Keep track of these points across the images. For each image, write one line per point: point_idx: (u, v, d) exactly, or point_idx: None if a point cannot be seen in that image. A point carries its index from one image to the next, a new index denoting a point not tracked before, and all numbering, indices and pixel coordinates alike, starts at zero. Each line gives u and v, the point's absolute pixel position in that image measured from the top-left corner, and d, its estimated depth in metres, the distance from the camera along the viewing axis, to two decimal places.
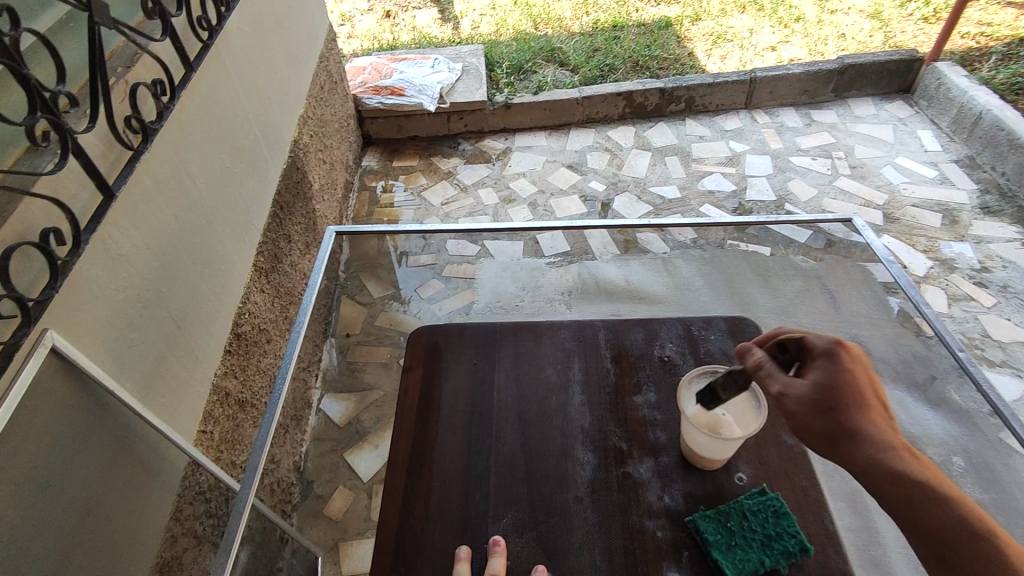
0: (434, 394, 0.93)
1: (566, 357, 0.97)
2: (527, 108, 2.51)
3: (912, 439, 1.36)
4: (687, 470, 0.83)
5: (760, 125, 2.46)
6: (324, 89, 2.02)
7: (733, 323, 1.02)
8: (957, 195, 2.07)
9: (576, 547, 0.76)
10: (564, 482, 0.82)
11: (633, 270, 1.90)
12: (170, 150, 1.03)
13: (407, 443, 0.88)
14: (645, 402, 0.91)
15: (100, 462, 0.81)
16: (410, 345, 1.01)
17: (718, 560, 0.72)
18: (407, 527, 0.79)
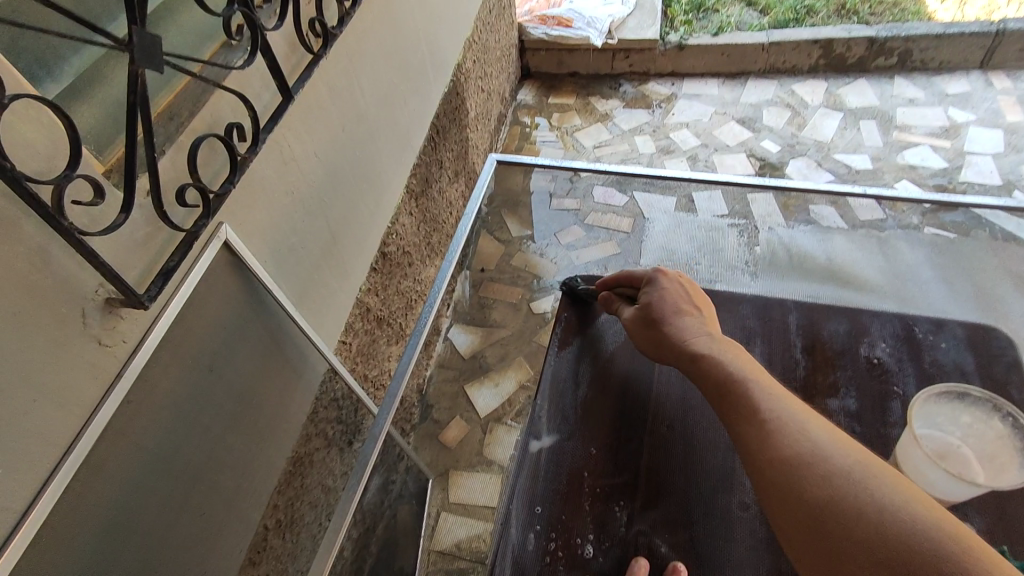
0: (587, 358, 0.90)
1: (747, 339, 0.87)
2: (703, 51, 2.27)
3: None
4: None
5: (996, 91, 2.03)
6: (492, 14, 1.95)
7: (974, 331, 0.86)
8: None
9: (734, 560, 0.69)
10: (730, 484, 0.74)
11: (834, 241, 1.54)
12: (345, 58, 1.02)
13: (553, 408, 0.86)
14: (841, 408, 0.79)
15: (255, 355, 0.85)
16: (567, 295, 1.00)
17: None
18: (548, 496, 0.77)
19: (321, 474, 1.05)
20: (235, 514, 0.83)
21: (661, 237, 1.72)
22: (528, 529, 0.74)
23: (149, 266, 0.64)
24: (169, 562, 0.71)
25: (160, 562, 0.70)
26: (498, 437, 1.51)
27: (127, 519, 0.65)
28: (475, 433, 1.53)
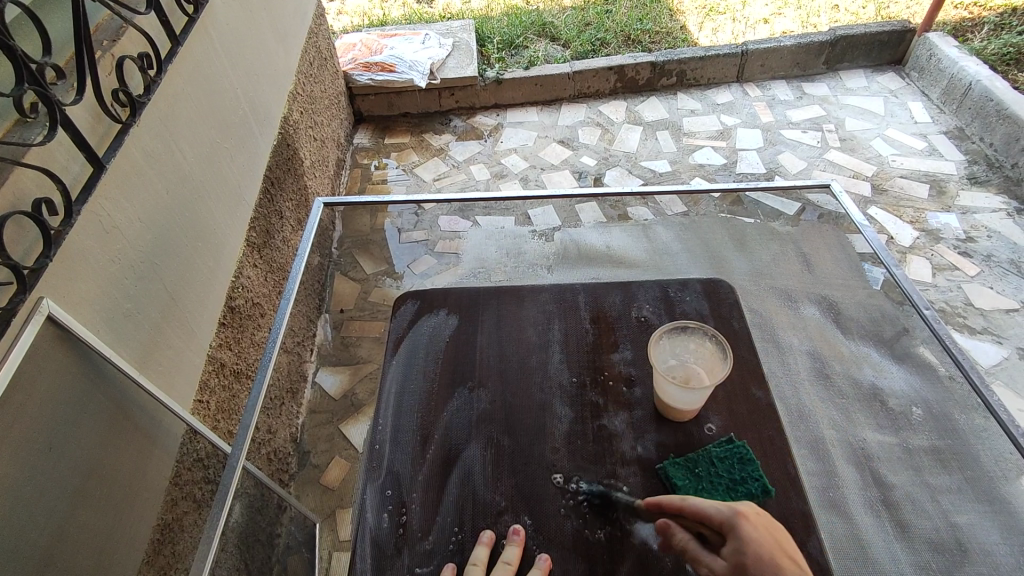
0: (421, 355, 0.95)
1: (546, 319, 0.99)
2: (518, 84, 2.51)
3: (875, 391, 1.40)
4: (659, 425, 0.84)
5: (752, 99, 2.49)
6: (313, 65, 2.01)
7: (708, 286, 1.04)
8: (945, 166, 2.14)
9: (551, 493, 0.79)
10: (542, 434, 0.85)
11: (613, 231, 1.83)
12: (160, 124, 1.04)
13: (393, 402, 0.90)
14: (621, 360, 0.93)
15: (99, 427, 0.84)
16: (395, 311, 1.03)
17: None
18: (397, 479, 0.82)
19: (192, 537, 1.02)
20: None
21: (472, 245, 1.83)
22: (381, 511, 0.79)
23: None
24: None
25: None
26: None
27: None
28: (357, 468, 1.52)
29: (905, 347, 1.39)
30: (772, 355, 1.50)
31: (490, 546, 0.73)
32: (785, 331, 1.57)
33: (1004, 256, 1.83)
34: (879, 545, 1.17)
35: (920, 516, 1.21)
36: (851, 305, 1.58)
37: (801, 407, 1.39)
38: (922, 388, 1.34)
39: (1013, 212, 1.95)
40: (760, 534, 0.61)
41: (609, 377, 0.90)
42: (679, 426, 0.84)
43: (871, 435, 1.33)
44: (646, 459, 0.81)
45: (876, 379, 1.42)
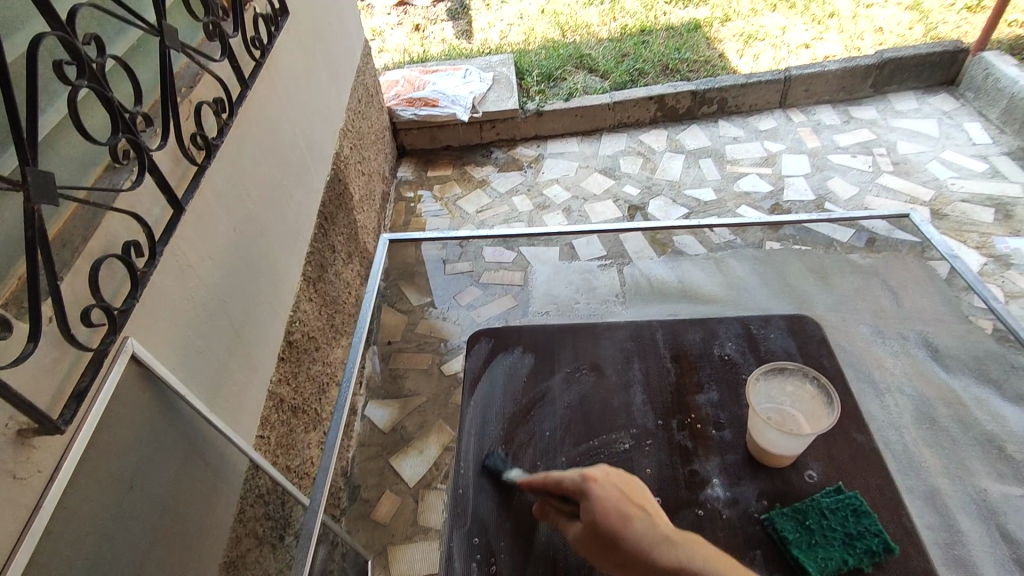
0: (496, 395, 0.94)
1: (625, 358, 0.97)
2: (559, 115, 2.53)
3: (991, 436, 1.35)
4: (754, 471, 0.81)
5: (796, 124, 2.47)
6: (361, 102, 2.07)
7: (793, 322, 1.01)
8: (1009, 189, 2.06)
9: None
10: None
11: (684, 266, 1.79)
12: (229, 164, 1.08)
13: (474, 445, 0.88)
14: (707, 402, 0.90)
15: (174, 464, 0.85)
16: (469, 349, 1.03)
17: (800, 560, 0.70)
18: (481, 524, 0.80)
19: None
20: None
21: (543, 282, 1.85)
22: (468, 560, 0.76)
23: (58, 392, 0.65)
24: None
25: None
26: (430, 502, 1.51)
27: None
28: (406, 503, 1.51)
29: (1017, 387, 1.37)
30: (869, 396, 1.44)
31: None
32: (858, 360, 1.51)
33: None
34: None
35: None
36: (946, 340, 1.53)
37: (906, 451, 1.35)
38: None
39: None
40: (607, 494, 0.69)
41: (694, 419, 0.88)
42: (777, 472, 0.80)
43: (991, 484, 1.28)
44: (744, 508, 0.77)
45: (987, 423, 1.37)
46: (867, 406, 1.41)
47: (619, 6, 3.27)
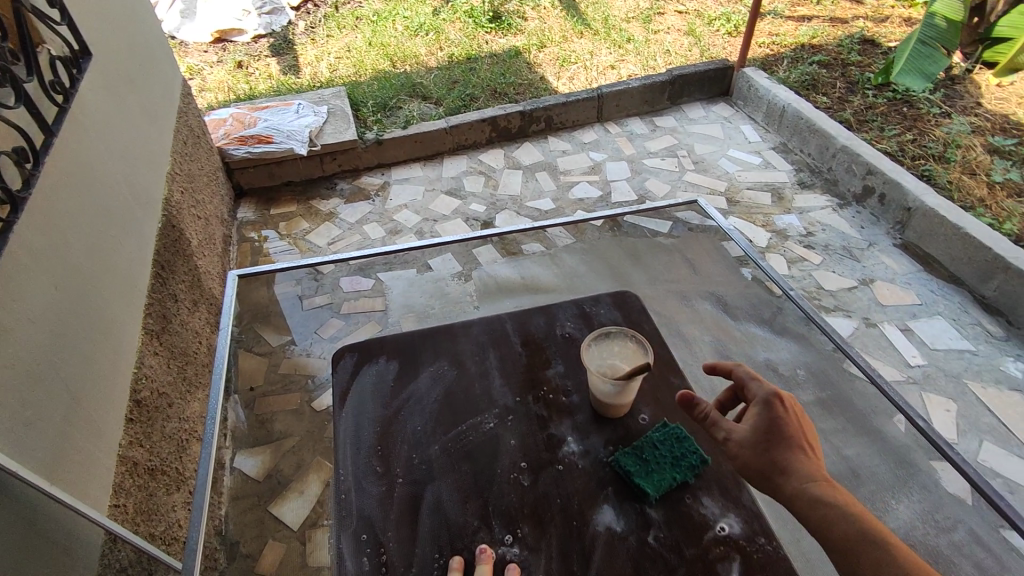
0: (368, 402, 0.97)
1: (481, 349, 1.05)
2: (399, 143, 2.59)
3: (767, 363, 1.60)
4: (600, 425, 0.92)
5: (614, 135, 2.77)
6: (187, 143, 1.96)
7: (618, 298, 1.16)
8: (779, 176, 2.51)
9: (514, 506, 0.83)
10: (499, 454, 0.89)
11: (523, 263, 1.92)
12: (41, 218, 1.00)
13: (350, 453, 0.90)
14: (555, 374, 1.00)
15: (16, 549, 0.77)
16: (333, 365, 1.04)
17: (640, 484, 0.82)
18: (365, 523, 0.82)
19: None
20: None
21: (399, 295, 1.89)
22: (359, 555, 0.78)
23: None
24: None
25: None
26: (318, 541, 1.47)
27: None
28: (294, 548, 1.45)
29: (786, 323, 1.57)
30: (681, 348, 1.69)
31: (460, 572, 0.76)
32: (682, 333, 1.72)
33: (837, 244, 2.20)
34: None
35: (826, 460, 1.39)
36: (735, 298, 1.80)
37: None
38: (805, 354, 1.53)
39: (837, 207, 2.36)
40: (788, 417, 0.82)
41: (548, 391, 0.97)
42: (618, 423, 0.92)
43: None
44: (596, 458, 0.88)
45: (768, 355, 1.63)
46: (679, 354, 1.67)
47: (443, 36, 3.43)
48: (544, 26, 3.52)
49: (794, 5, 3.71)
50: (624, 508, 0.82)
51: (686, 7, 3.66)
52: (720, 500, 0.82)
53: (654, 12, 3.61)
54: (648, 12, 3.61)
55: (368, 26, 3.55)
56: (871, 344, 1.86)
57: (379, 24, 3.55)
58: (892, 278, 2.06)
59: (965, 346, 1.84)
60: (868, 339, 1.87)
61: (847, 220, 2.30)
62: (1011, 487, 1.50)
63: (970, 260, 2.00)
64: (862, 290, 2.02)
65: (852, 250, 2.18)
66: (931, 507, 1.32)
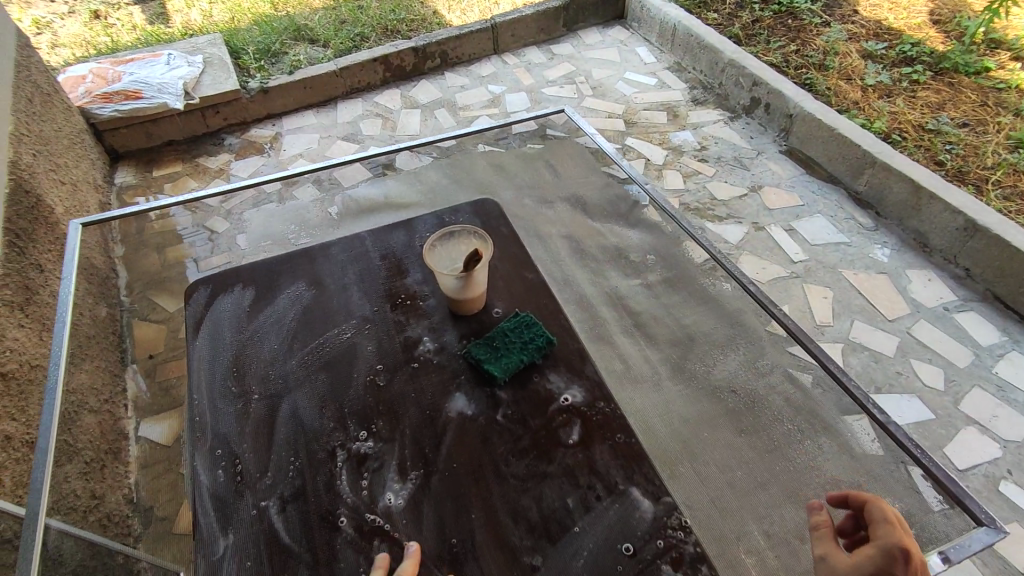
0: (225, 331, 1.03)
1: (341, 269, 1.11)
2: (286, 89, 2.46)
3: (620, 252, 1.65)
4: (455, 320, 1.01)
5: (511, 66, 2.72)
6: (33, 102, 1.79)
7: (482, 209, 1.21)
8: (674, 94, 2.56)
9: (366, 401, 0.91)
10: (354, 360, 0.96)
11: (388, 183, 1.84)
12: None
13: (207, 379, 0.96)
14: (413, 282, 1.08)
15: None
16: (189, 299, 1.08)
17: (489, 369, 0.90)
18: (223, 437, 0.89)
19: None
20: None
21: (255, 222, 1.80)
22: (215, 468, 0.85)
23: None
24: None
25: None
26: None
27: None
28: None
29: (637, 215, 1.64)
30: (538, 245, 1.69)
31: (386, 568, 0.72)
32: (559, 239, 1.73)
33: (728, 156, 2.28)
34: (639, 361, 1.39)
35: (665, 330, 1.44)
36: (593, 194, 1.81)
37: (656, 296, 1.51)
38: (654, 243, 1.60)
39: (727, 120, 2.44)
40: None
41: (402, 302, 1.04)
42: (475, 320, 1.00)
43: (622, 283, 1.57)
44: (451, 353, 0.96)
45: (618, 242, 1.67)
46: (535, 251, 1.66)
47: None
48: None
49: None
50: (475, 393, 0.90)
51: None
52: (563, 373, 0.92)
53: None
54: None
55: None
56: (760, 245, 1.97)
57: None
58: (778, 183, 2.18)
59: (841, 239, 1.99)
60: (757, 242, 1.98)
61: (737, 132, 2.38)
62: (877, 357, 1.69)
63: (844, 158, 2.13)
64: (751, 197, 2.12)
65: (742, 159, 2.27)
66: (754, 354, 1.33)
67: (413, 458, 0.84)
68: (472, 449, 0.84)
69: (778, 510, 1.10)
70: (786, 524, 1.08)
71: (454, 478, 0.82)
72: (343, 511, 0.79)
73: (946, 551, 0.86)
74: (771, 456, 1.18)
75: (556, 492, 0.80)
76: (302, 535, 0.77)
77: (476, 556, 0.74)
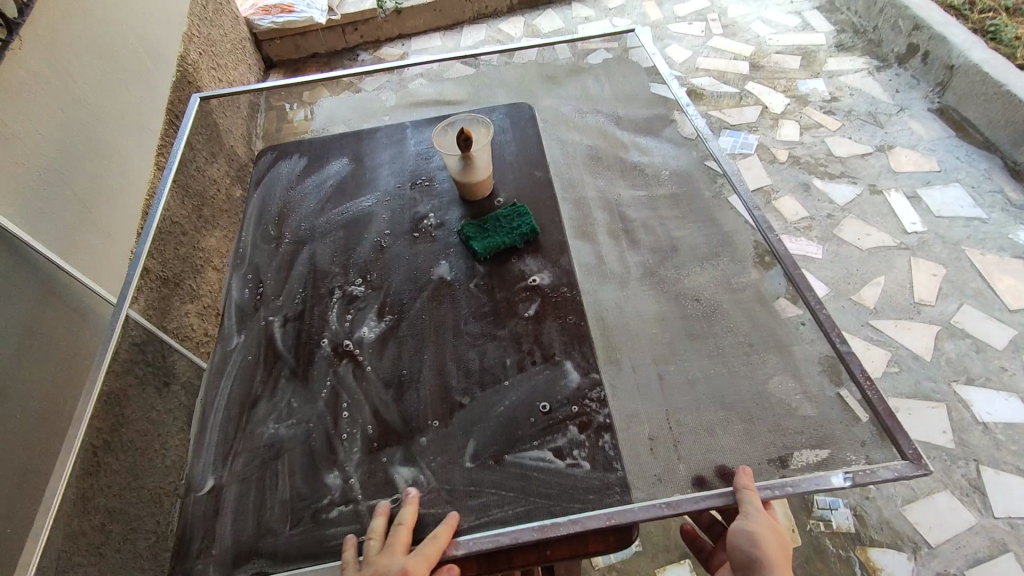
0: (277, 186, 1.35)
1: (382, 150, 1.39)
2: (417, 12, 2.60)
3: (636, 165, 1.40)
4: (464, 204, 1.26)
5: (642, 0, 2.63)
6: (208, 9, 2.09)
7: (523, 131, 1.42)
8: (814, 38, 2.33)
9: (364, 254, 1.19)
10: (368, 224, 1.24)
11: (446, 81, 1.68)
12: (45, 49, 1.17)
13: (254, 223, 1.28)
14: (436, 166, 1.34)
15: (33, 302, 1.01)
16: (258, 160, 1.41)
17: (473, 246, 1.13)
18: (257, 263, 1.20)
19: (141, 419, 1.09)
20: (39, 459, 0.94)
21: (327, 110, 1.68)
22: (242, 285, 1.17)
23: None
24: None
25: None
26: None
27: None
28: None
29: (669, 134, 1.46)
30: (552, 147, 1.43)
31: (386, 516, 0.83)
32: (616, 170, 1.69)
33: (862, 110, 2.06)
34: (612, 259, 1.19)
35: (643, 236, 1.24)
36: (630, 110, 1.53)
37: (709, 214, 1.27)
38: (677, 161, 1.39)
39: (874, 70, 2.18)
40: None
41: (419, 185, 1.30)
42: (481, 201, 1.26)
43: (624, 191, 1.34)
44: (449, 228, 1.21)
45: (641, 158, 1.41)
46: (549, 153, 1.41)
47: None
48: None
49: None
50: (460, 263, 1.15)
51: None
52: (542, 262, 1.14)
53: None
54: None
55: None
56: (869, 211, 1.80)
57: None
58: (914, 144, 1.94)
59: (976, 214, 1.75)
60: (867, 206, 1.81)
61: (881, 84, 2.13)
62: (980, 347, 1.50)
63: (1008, 122, 1.82)
64: (875, 157, 1.92)
65: (878, 115, 2.04)
66: (734, 270, 1.15)
67: (391, 306, 1.10)
68: (440, 309, 1.09)
69: (697, 407, 0.95)
70: (700, 421, 0.94)
71: (419, 327, 1.06)
72: (330, 333, 1.07)
73: (853, 471, 0.83)
74: (713, 360, 1.02)
75: (500, 353, 1.01)
76: (297, 342, 1.06)
77: (416, 383, 0.98)
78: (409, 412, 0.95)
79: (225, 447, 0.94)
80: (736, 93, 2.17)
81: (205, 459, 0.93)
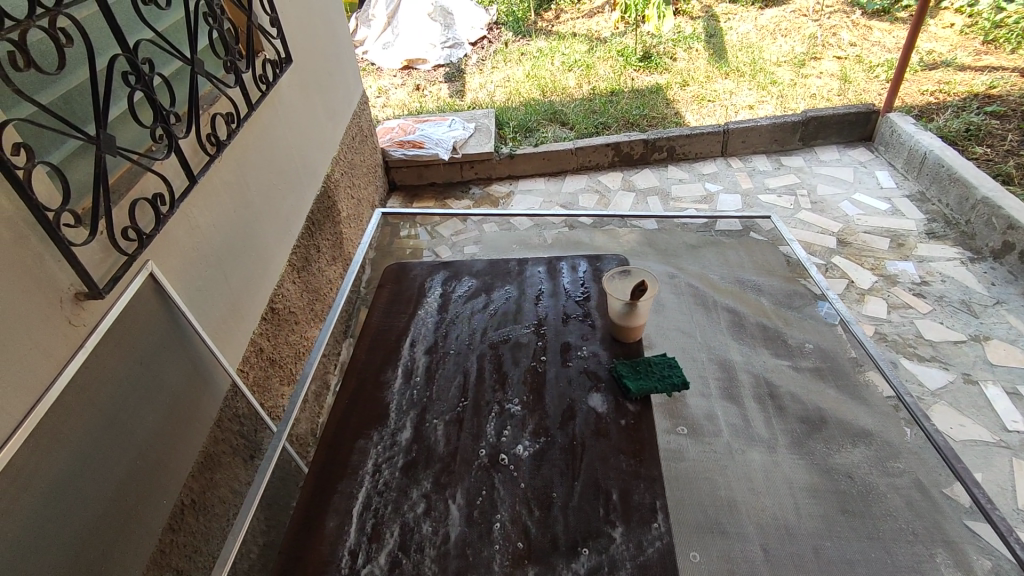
0: (447, 301, 1.49)
1: (540, 282, 1.53)
2: (528, 158, 2.93)
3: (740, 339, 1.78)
4: (612, 342, 1.33)
5: (734, 170, 2.84)
6: (355, 140, 2.47)
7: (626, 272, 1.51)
8: (906, 223, 2.39)
9: (521, 373, 1.27)
10: (524, 346, 1.34)
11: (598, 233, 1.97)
12: (234, 162, 1.44)
13: (425, 329, 1.41)
14: (589, 303, 1.45)
15: (177, 365, 1.16)
16: (432, 278, 1.57)
17: (627, 383, 1.19)
18: (425, 367, 1.31)
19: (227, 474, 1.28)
20: (145, 507, 1.04)
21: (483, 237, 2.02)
22: (409, 383, 1.27)
23: (103, 276, 0.98)
24: (101, 531, 0.94)
25: (96, 526, 0.93)
26: None
27: (77, 472, 0.90)
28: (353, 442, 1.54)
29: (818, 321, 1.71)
30: None
31: None
32: (748, 344, 1.79)
33: (954, 297, 2.05)
34: None
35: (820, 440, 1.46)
36: None
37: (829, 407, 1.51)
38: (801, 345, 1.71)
39: (967, 261, 2.19)
40: None
41: (568, 318, 1.40)
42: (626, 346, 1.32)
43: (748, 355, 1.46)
44: (602, 361, 1.28)
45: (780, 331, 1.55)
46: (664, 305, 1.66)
47: (592, 72, 3.74)
48: (691, 66, 3.67)
49: (979, 53, 3.42)
50: (610, 396, 1.20)
51: (845, 53, 3.58)
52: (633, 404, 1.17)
53: (809, 57, 3.59)
54: (802, 57, 3.59)
55: (529, 60, 3.98)
56: (963, 399, 1.74)
57: (538, 60, 3.96)
58: (1013, 339, 1.88)
59: None
60: (961, 394, 1.75)
61: (975, 275, 2.13)
62: None
63: None
64: (970, 346, 1.88)
65: (971, 304, 2.02)
66: None
67: (541, 428, 1.15)
68: (594, 439, 1.12)
69: None
70: None
71: (570, 453, 1.10)
72: (487, 444, 1.13)
73: None
74: (870, 542, 1.22)
75: (650, 493, 1.02)
76: (454, 448, 1.13)
77: (565, 506, 1.01)
78: (556, 535, 0.98)
79: (379, 538, 1.00)
80: (823, 264, 2.24)
81: (361, 544, 0.99)
